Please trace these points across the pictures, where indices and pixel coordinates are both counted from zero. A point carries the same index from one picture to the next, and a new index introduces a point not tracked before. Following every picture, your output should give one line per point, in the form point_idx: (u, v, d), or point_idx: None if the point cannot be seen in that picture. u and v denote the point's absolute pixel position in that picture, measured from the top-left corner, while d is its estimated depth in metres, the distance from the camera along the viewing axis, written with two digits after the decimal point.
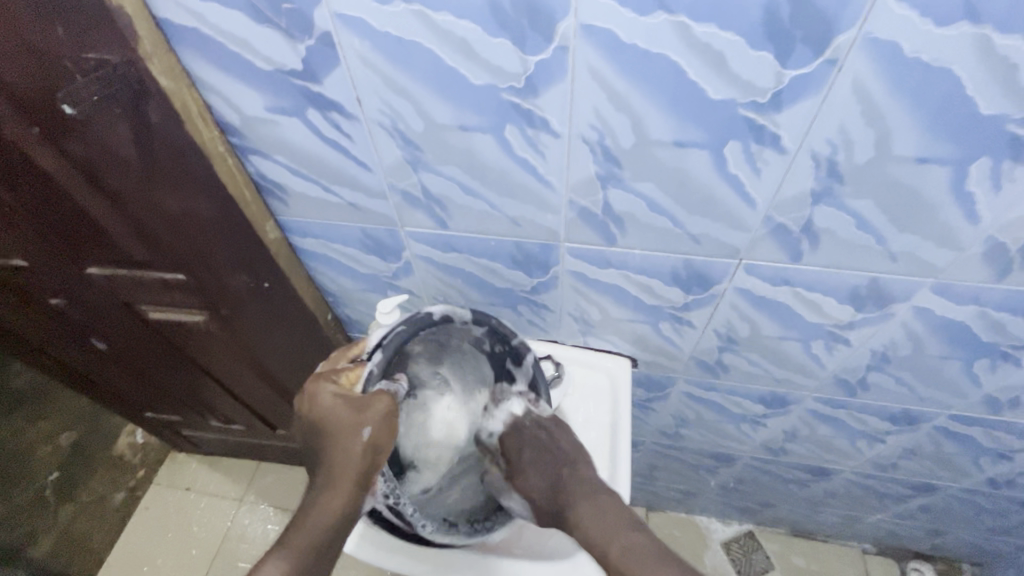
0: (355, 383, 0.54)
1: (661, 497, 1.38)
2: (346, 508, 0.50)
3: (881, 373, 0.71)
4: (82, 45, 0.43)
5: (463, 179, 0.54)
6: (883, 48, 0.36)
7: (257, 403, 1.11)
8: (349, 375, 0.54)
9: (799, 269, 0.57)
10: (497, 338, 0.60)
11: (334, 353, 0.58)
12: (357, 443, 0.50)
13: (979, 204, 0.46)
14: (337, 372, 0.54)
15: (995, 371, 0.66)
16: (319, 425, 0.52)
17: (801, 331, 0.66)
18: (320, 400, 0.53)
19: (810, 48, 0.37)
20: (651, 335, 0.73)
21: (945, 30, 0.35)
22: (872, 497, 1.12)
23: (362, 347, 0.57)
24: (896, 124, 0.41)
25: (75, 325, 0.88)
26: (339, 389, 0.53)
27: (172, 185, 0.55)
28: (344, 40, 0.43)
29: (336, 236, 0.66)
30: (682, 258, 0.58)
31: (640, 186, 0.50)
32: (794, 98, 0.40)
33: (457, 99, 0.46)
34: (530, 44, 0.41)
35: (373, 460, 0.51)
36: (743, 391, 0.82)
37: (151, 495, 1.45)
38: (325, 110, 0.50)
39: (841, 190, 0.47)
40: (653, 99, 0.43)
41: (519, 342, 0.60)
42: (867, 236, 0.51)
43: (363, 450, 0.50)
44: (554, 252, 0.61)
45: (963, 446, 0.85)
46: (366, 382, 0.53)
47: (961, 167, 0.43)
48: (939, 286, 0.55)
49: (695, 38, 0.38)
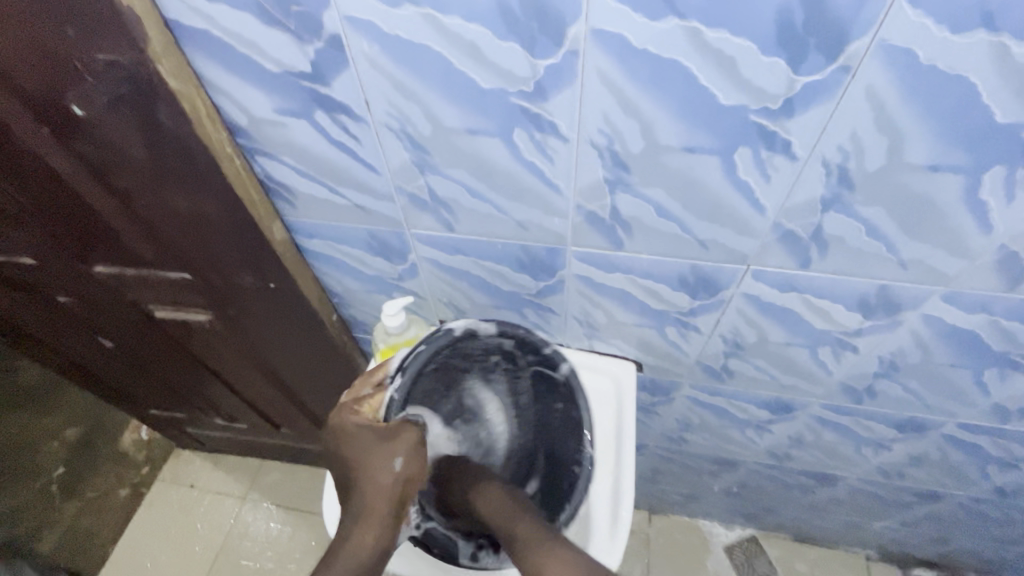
0: (377, 409, 0.58)
1: (664, 500, 1.38)
2: (380, 545, 0.49)
3: (888, 381, 0.71)
4: (93, 45, 0.43)
5: (470, 183, 0.54)
6: (897, 54, 0.36)
7: (261, 402, 1.11)
8: (372, 403, 0.58)
9: (807, 276, 0.56)
10: (527, 348, 0.63)
11: (357, 378, 0.61)
12: (387, 473, 0.51)
13: (992, 213, 0.45)
14: (358, 401, 0.58)
15: (1004, 380, 0.66)
16: (342, 451, 0.54)
17: (808, 337, 0.66)
18: (344, 427, 0.55)
19: (823, 54, 0.37)
20: (656, 340, 0.73)
21: (961, 37, 0.35)
22: (877, 503, 1.11)
23: (385, 370, 0.60)
24: (908, 132, 0.41)
25: (82, 322, 0.89)
26: (363, 417, 0.56)
27: (180, 184, 0.55)
28: (353, 42, 0.43)
29: (343, 238, 0.66)
30: (689, 264, 0.58)
31: (648, 191, 0.50)
32: (806, 104, 0.40)
33: (465, 102, 0.46)
34: (540, 47, 0.40)
35: (403, 487, 0.51)
36: (748, 396, 0.82)
37: (156, 491, 1.46)
38: (334, 113, 0.50)
39: (851, 197, 0.47)
40: (663, 104, 0.42)
41: (551, 351, 0.63)
42: (877, 244, 0.50)
43: (393, 478, 0.51)
44: (561, 256, 0.61)
45: (971, 454, 0.84)
46: (388, 409, 0.57)
47: (975, 176, 0.43)
48: (949, 295, 0.55)
49: (706, 43, 0.38)
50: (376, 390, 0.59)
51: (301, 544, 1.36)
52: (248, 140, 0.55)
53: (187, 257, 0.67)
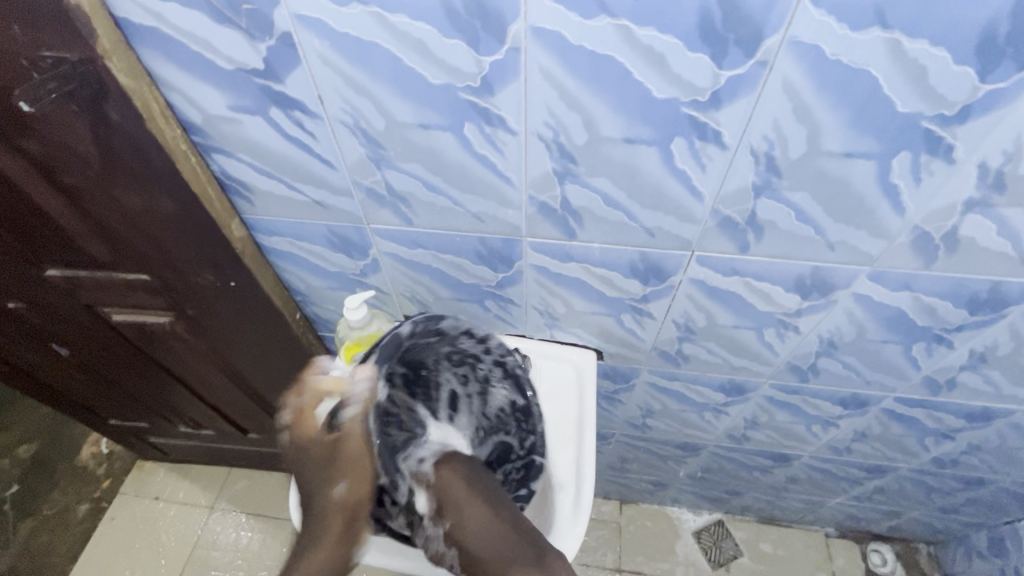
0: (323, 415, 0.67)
1: (633, 488, 1.42)
2: (332, 562, 0.62)
3: (830, 359, 0.76)
4: (39, 42, 0.43)
5: (425, 176, 0.56)
6: (806, 50, 0.40)
7: (226, 406, 1.10)
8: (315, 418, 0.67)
9: (746, 260, 0.60)
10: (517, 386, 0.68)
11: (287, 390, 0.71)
12: (331, 500, 0.64)
13: (904, 196, 0.50)
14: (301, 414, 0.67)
15: (931, 354, 0.71)
16: (299, 468, 0.67)
17: (753, 319, 0.70)
18: (300, 445, 0.67)
19: (742, 50, 0.40)
20: (614, 327, 0.76)
21: (860, 34, 0.38)
22: (831, 480, 1.17)
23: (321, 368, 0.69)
24: (824, 121, 0.45)
25: (34, 330, 0.87)
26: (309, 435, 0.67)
27: (135, 181, 0.55)
28: (304, 40, 0.44)
29: (302, 234, 0.67)
30: (638, 251, 0.61)
31: (595, 181, 0.53)
32: (730, 96, 0.43)
33: (416, 98, 0.47)
34: (483, 44, 0.43)
35: (355, 512, 0.64)
36: (703, 379, 0.85)
37: (117, 504, 1.41)
38: (288, 109, 0.51)
39: (780, 183, 0.50)
40: (602, 97, 0.45)
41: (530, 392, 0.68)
42: (807, 227, 0.54)
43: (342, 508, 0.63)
44: (517, 247, 0.63)
45: (909, 427, 0.90)
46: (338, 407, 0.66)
47: (886, 161, 0.47)
48: (875, 273, 0.59)
49: (637, 40, 0.41)
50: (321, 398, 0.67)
51: (273, 551, 1.34)
52: (204, 137, 0.55)
53: (143, 257, 0.66)
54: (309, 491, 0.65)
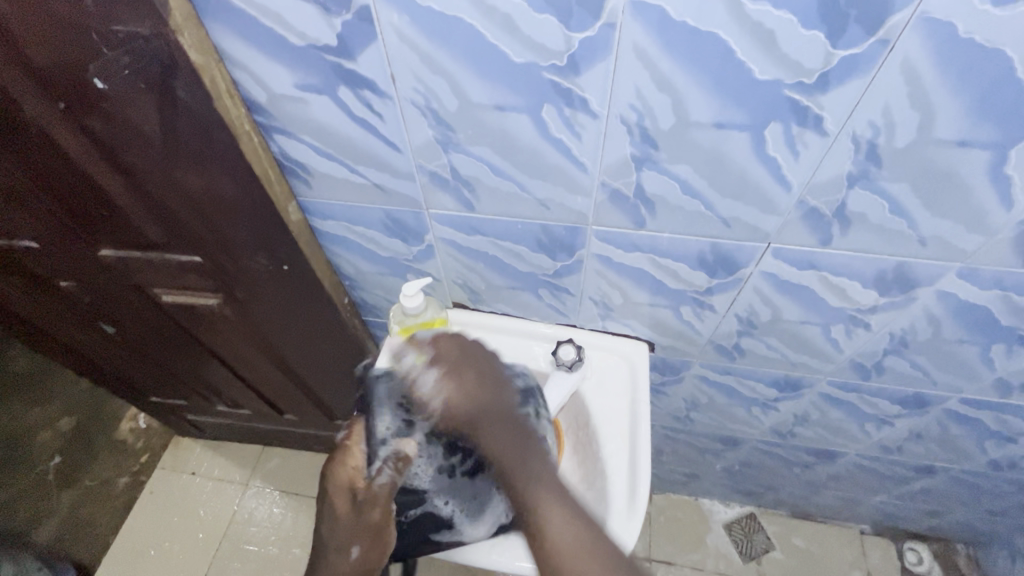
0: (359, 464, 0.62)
1: (666, 479, 1.41)
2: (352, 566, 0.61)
3: (897, 357, 0.72)
4: (109, 16, 0.41)
5: (494, 161, 0.53)
6: (938, 27, 0.36)
7: (265, 387, 1.10)
8: (350, 457, 0.62)
9: (826, 253, 0.57)
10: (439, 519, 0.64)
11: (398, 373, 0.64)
12: (347, 559, 0.60)
13: (1016, 188, 0.46)
14: (355, 484, 0.61)
15: (1009, 355, 0.67)
16: (327, 488, 0.63)
17: (821, 315, 0.67)
18: (345, 472, 0.62)
19: (864, 27, 0.37)
20: (671, 319, 0.73)
21: (1003, 11, 0.35)
22: (875, 479, 1.14)
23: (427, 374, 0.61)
24: (941, 107, 0.41)
25: (86, 308, 0.89)
26: (354, 476, 0.61)
27: (197, 162, 0.54)
28: (382, 15, 0.42)
29: (358, 218, 0.65)
30: (710, 242, 0.58)
31: (675, 168, 0.50)
32: (841, 78, 0.40)
33: (495, 78, 0.45)
34: (575, 20, 0.40)
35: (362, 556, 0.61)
36: (757, 374, 0.83)
37: (156, 479, 1.47)
38: (357, 88, 0.49)
39: (878, 173, 0.47)
40: (697, 78, 0.42)
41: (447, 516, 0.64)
42: (899, 220, 0.51)
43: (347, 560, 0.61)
44: (581, 235, 0.61)
45: (969, 429, 0.87)
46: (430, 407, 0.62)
47: (1002, 151, 0.43)
48: (966, 270, 0.56)
49: (747, 16, 0.37)
50: (351, 442, 0.62)
51: (305, 530, 1.36)
52: (266, 118, 0.54)
53: (198, 237, 0.65)
54: (328, 508, 0.62)
